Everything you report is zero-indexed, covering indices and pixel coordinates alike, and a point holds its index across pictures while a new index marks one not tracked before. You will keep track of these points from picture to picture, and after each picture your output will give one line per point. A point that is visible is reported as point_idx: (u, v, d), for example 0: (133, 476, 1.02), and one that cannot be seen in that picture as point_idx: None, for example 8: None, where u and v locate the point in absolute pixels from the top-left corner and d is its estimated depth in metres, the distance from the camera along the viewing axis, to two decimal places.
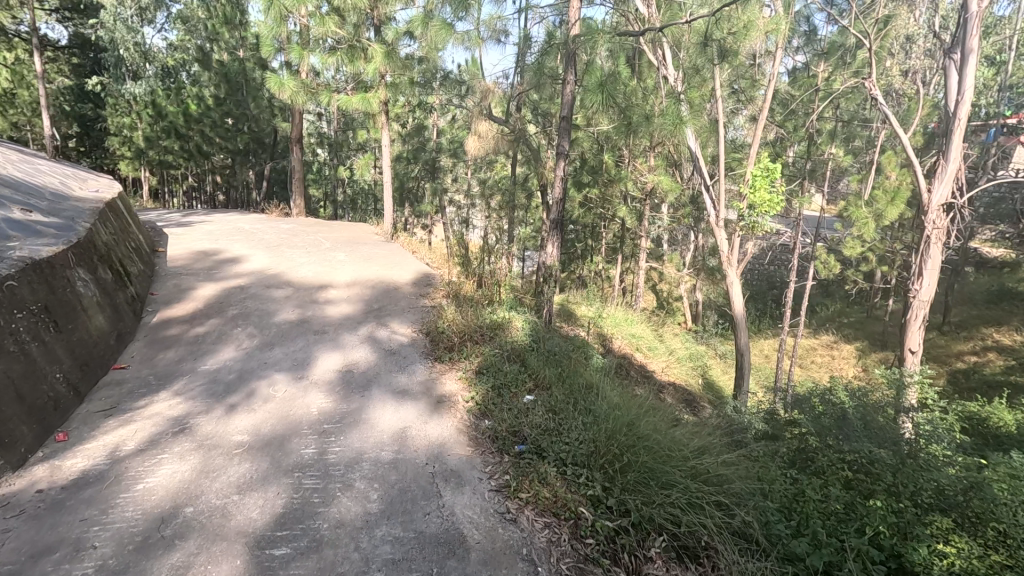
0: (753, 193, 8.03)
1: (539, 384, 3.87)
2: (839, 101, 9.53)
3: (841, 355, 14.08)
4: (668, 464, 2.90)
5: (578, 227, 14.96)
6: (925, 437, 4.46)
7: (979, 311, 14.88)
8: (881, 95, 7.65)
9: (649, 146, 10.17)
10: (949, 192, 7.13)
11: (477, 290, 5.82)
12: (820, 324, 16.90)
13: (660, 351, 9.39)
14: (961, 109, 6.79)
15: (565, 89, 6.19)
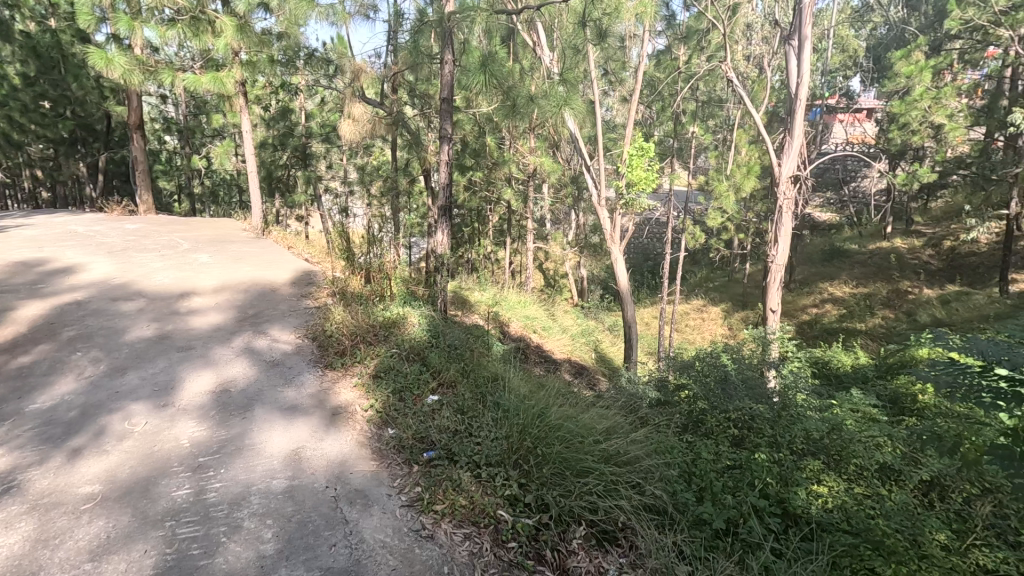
0: (630, 171, 8.31)
1: (443, 383, 3.72)
2: (699, 83, 10.18)
3: (710, 316, 15.41)
4: (580, 452, 2.95)
5: (463, 210, 14.72)
6: (788, 386, 5.01)
7: (817, 269, 16.67)
8: (735, 77, 8.26)
9: (529, 128, 10.20)
10: (795, 166, 7.94)
11: (366, 286, 5.44)
12: (691, 290, 18.34)
13: (554, 331, 9.57)
14: (801, 90, 7.53)
15: (443, 68, 5.89)
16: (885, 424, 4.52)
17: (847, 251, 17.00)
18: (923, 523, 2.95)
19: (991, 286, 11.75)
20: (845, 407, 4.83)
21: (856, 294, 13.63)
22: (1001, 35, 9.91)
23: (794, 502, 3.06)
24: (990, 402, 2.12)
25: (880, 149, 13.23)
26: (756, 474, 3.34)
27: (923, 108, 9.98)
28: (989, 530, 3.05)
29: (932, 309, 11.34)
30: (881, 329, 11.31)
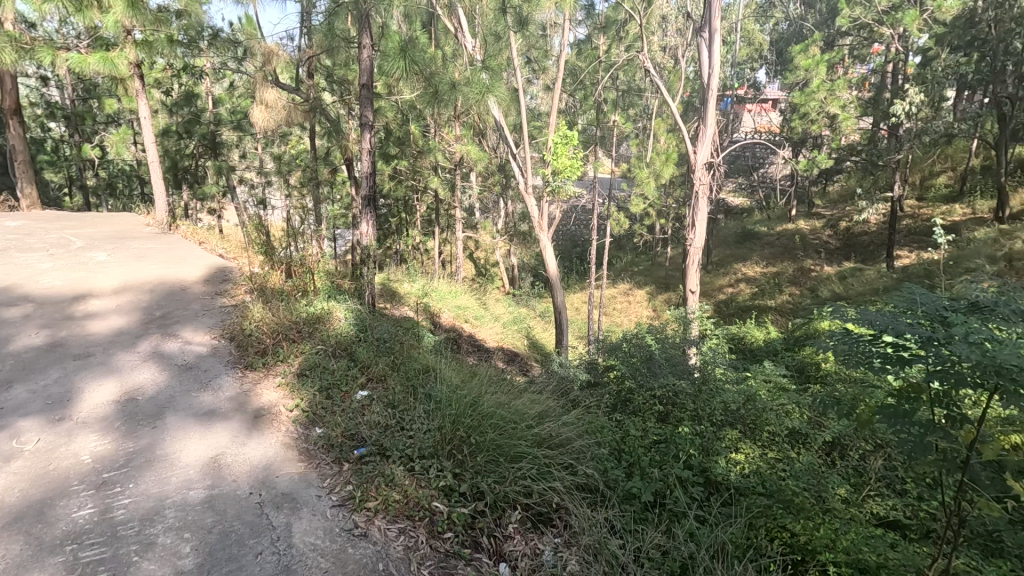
0: (556, 159, 8.39)
1: (373, 379, 3.63)
2: (618, 72, 10.42)
3: (636, 299, 16.00)
4: (513, 438, 2.99)
5: (389, 200, 14.35)
6: (707, 361, 5.31)
7: (732, 250, 17.69)
8: (651, 67, 8.53)
9: (454, 116, 10.05)
10: (709, 153, 8.33)
11: (287, 281, 5.19)
12: (617, 274, 18.93)
13: (486, 319, 9.57)
14: (713, 81, 7.90)
15: (362, 52, 5.65)
16: (793, 392, 4.91)
17: (758, 233, 18.15)
18: (825, 480, 3.24)
19: (880, 262, 12.96)
20: (759, 378, 5.19)
21: (766, 273, 14.61)
22: (884, 33, 10.83)
23: (714, 471, 3.26)
24: (881, 364, 2.35)
25: (785, 138, 14.16)
26: (680, 447, 3.52)
27: (820, 99, 10.77)
28: (881, 481, 3.40)
29: (831, 284, 12.36)
30: (789, 304, 12.21)
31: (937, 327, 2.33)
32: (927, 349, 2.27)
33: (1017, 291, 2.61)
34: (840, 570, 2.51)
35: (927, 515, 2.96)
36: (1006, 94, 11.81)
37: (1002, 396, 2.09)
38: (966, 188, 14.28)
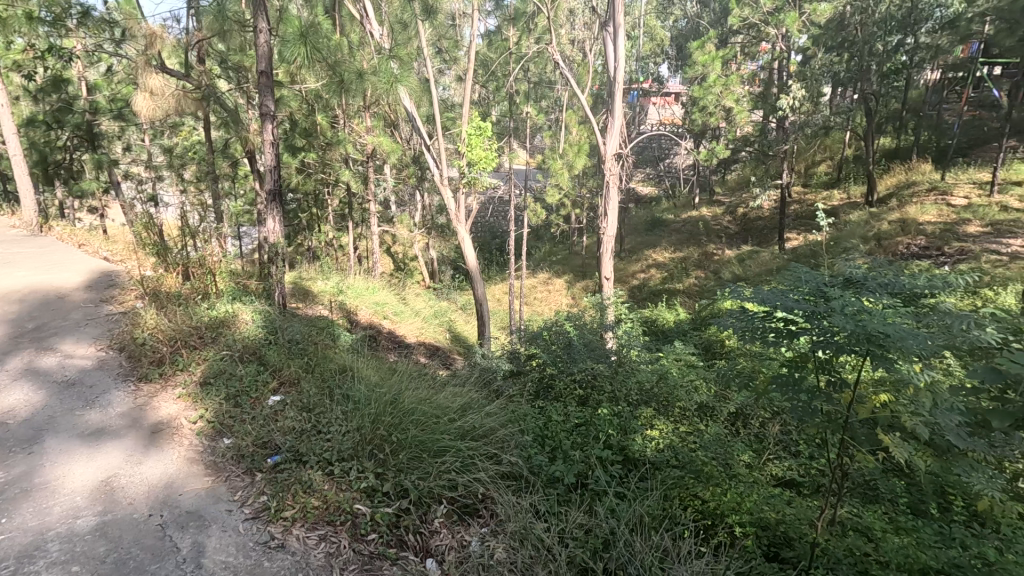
0: (470, 151, 8.32)
1: (286, 383, 3.47)
2: (529, 64, 10.50)
3: (555, 288, 16.36)
4: (436, 432, 2.98)
5: (298, 195, 13.66)
6: (623, 344, 5.54)
7: (643, 237, 18.52)
8: (560, 59, 8.66)
9: (364, 106, 9.72)
10: (617, 144, 8.62)
11: (185, 284, 4.80)
12: (536, 264, 19.25)
13: (406, 315, 9.40)
14: (618, 74, 8.18)
15: (257, 36, 5.29)
16: (700, 368, 5.24)
17: (665, 221, 19.12)
18: (731, 448, 3.49)
19: (773, 244, 14.09)
20: (670, 357, 5.49)
21: (674, 258, 15.44)
22: (770, 33, 11.69)
23: (632, 448, 3.42)
24: (772, 337, 2.57)
25: (687, 130, 14.95)
26: (600, 428, 3.66)
27: (717, 94, 11.50)
28: (778, 445, 3.72)
29: (732, 266, 13.28)
30: (695, 287, 12.98)
31: (819, 301, 2.58)
32: (812, 322, 2.50)
33: (883, 266, 2.94)
34: (745, 530, 2.72)
35: (816, 472, 3.28)
36: (872, 91, 13.17)
37: (872, 360, 2.35)
38: (842, 176, 15.82)
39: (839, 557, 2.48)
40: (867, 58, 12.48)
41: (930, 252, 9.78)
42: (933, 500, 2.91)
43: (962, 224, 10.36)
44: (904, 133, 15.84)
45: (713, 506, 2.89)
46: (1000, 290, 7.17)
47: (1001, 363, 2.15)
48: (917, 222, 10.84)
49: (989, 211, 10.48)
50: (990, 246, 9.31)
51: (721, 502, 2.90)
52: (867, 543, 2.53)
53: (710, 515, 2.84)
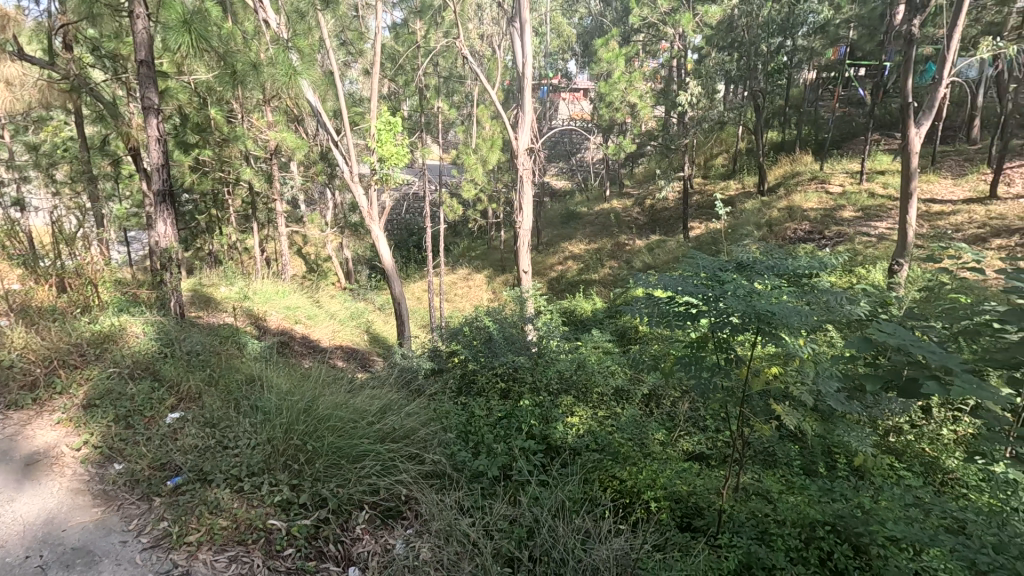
0: (380, 147, 8.06)
1: (186, 399, 3.22)
2: (437, 58, 10.37)
3: (475, 283, 16.36)
4: (355, 437, 2.89)
5: (194, 195, 12.68)
6: (543, 334, 5.64)
7: (558, 230, 18.95)
8: (469, 53, 8.59)
9: (263, 99, 9.15)
10: (529, 139, 8.74)
11: (60, 297, 4.32)
12: (456, 260, 19.16)
13: (320, 318, 9.03)
14: (526, 70, 8.27)
15: (135, 23, 4.86)
16: (617, 354, 5.45)
17: (579, 213, 19.67)
18: (645, 428, 3.67)
19: (678, 233, 14.92)
20: (587, 345, 5.67)
21: (589, 249, 15.93)
22: (668, 32, 12.31)
23: (553, 436, 3.50)
24: (675, 320, 2.73)
25: (596, 124, 15.44)
26: (522, 419, 3.71)
27: (622, 90, 11.95)
28: (688, 421, 3.96)
29: (642, 255, 13.91)
30: (609, 276, 13.47)
31: (716, 285, 2.76)
32: (709, 304, 2.68)
33: (770, 250, 3.20)
34: (660, 504, 2.88)
35: (722, 444, 3.53)
36: (759, 89, 14.25)
37: (763, 336, 2.57)
38: (736, 168, 17.03)
39: (743, 520, 2.68)
40: (754, 58, 13.48)
41: (813, 236, 10.78)
42: (820, 460, 3.22)
43: (838, 210, 11.51)
44: (787, 128, 17.30)
45: (630, 485, 3.03)
46: (870, 268, 8.05)
47: (869, 332, 2.40)
48: (801, 209, 11.90)
49: (859, 198, 11.71)
50: (861, 229, 10.41)
51: (637, 480, 3.04)
52: (766, 505, 2.76)
53: (628, 493, 2.97)
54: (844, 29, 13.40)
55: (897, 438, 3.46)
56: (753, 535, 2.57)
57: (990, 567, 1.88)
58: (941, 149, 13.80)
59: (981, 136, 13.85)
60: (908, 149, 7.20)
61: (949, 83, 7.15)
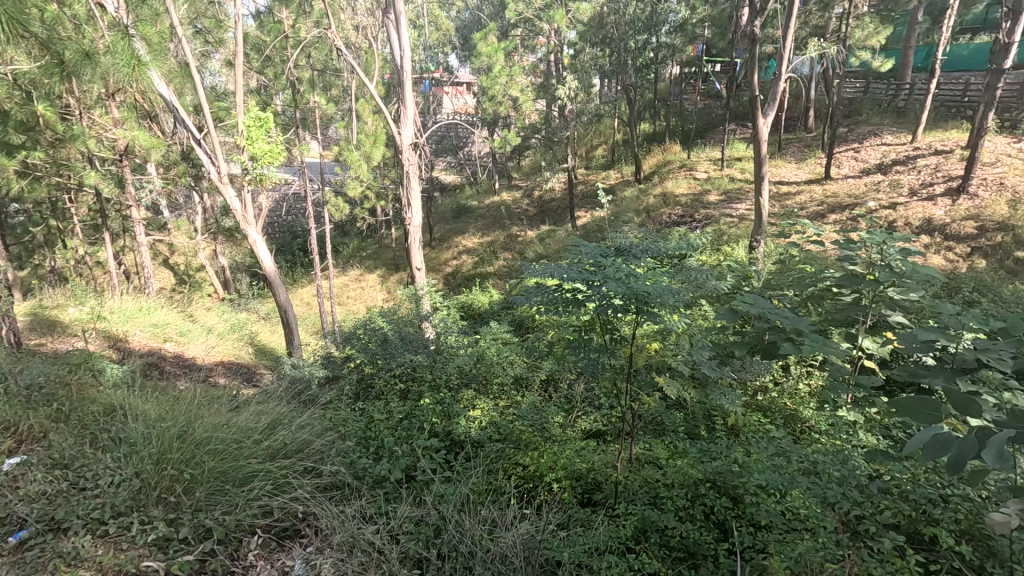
0: (250, 145, 7.43)
1: (28, 441, 2.80)
2: (309, 50, 9.78)
3: (369, 283, 15.82)
4: (240, 459, 2.69)
5: (26, 205, 10.97)
6: (440, 330, 5.58)
7: (451, 225, 18.84)
8: (342, 45, 8.14)
9: (105, 93, 8.09)
10: (413, 134, 8.56)
11: None
12: (346, 261, 18.39)
13: (195, 333, 8.24)
14: (405, 63, 8.08)
15: None
16: (514, 343, 5.53)
17: (470, 207, 19.70)
18: (545, 413, 3.78)
19: (566, 222, 15.47)
20: (484, 338, 5.69)
21: (482, 242, 16.01)
22: (543, 27, 12.67)
23: (456, 431, 3.49)
24: (563, 306, 2.83)
25: (480, 118, 15.53)
26: (423, 418, 3.66)
27: (503, 84, 12.11)
28: (585, 402, 4.14)
29: (534, 245, 14.26)
30: (504, 268, 13.66)
31: (597, 270, 2.91)
32: (592, 289, 2.81)
33: (646, 235, 3.43)
34: (562, 484, 2.98)
35: (616, 419, 3.73)
36: (630, 83, 15.14)
37: (641, 315, 2.75)
38: (615, 158, 18.00)
39: (636, 488, 2.86)
40: (623, 53, 14.29)
41: (686, 219, 11.69)
42: (702, 423, 3.51)
43: (705, 194, 12.58)
44: (658, 119, 18.58)
45: (533, 470, 3.11)
46: (734, 246, 8.90)
47: (734, 304, 2.65)
48: (674, 195, 12.86)
49: (722, 183, 12.89)
50: (725, 211, 11.47)
51: (539, 464, 3.13)
52: (658, 471, 2.96)
53: (532, 478, 3.05)
54: (699, 29, 14.62)
55: (764, 395, 3.87)
56: (647, 500, 2.75)
57: (839, 501, 2.31)
58: (785, 137, 15.59)
59: (815, 125, 15.84)
60: (757, 138, 8.04)
61: (787, 78, 8.06)
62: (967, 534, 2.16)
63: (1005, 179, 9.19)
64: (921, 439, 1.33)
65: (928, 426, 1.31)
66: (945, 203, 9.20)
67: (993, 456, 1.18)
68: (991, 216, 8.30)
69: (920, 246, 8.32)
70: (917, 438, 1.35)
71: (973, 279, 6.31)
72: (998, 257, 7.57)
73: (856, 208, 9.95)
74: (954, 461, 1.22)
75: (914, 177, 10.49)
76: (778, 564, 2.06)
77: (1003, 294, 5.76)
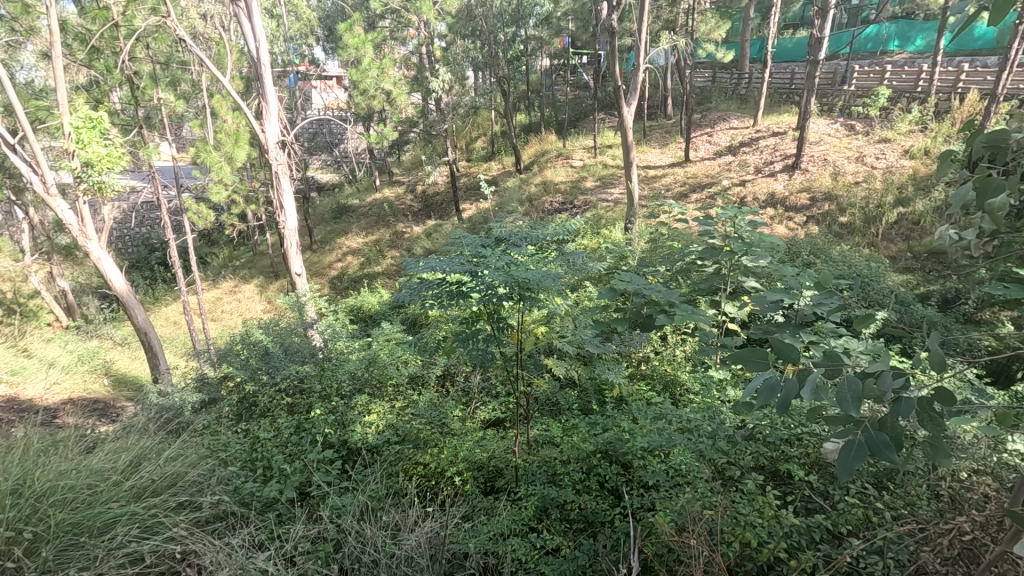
0: (82, 149, 6.43)
1: None
2: (147, 39, 8.47)
3: (245, 295, 14.62)
4: (97, 505, 2.39)
5: None
6: (327, 336, 5.26)
7: (332, 225, 17.93)
8: (186, 34, 7.24)
9: None
10: (279, 131, 7.97)
11: None
12: (216, 273, 16.85)
13: (34, 372, 7.09)
14: (263, 55, 7.46)
15: None
16: (408, 341, 5.39)
17: (351, 206, 18.90)
18: (442, 408, 3.75)
19: (453, 215, 15.41)
20: (376, 342, 5.46)
21: (367, 241, 15.43)
22: (412, 19, 12.39)
23: (352, 438, 3.37)
24: (449, 299, 2.82)
25: (353, 113, 14.87)
26: (315, 430, 3.47)
27: (374, 77, 11.63)
28: (482, 391, 4.17)
29: (422, 241, 14.01)
30: (392, 266, 13.29)
31: (479, 261, 2.93)
32: (476, 279, 2.81)
33: (525, 224, 3.51)
34: (464, 476, 2.99)
35: (513, 405, 3.82)
36: (503, 75, 15.41)
37: (525, 300, 2.83)
38: (495, 150, 18.23)
39: (535, 469, 2.95)
40: (494, 46, 14.62)
41: (567, 206, 12.15)
42: (592, 398, 3.71)
43: (582, 181, 13.16)
44: (532, 110, 19.08)
45: (433, 468, 3.07)
46: (612, 228, 9.40)
47: (613, 283, 2.77)
48: (553, 183, 13.32)
49: (597, 169, 13.56)
50: (601, 197, 12.08)
51: (441, 461, 3.09)
52: (555, 450, 3.07)
53: (435, 477, 3.01)
54: (564, 22, 15.17)
55: (647, 364, 4.17)
56: (546, 479, 2.85)
57: (713, 452, 2.55)
58: (649, 124, 16.73)
59: (673, 113, 17.16)
60: (624, 125, 8.51)
61: (645, 69, 8.57)
62: (815, 465, 2.51)
63: (828, 155, 10.63)
64: (754, 381, 1.33)
65: (756, 367, 1.30)
66: (784, 178, 10.44)
67: (811, 391, 1.18)
68: (820, 187, 9.56)
69: (767, 218, 9.38)
70: (754, 378, 1.33)
71: (809, 244, 7.24)
72: (827, 223, 8.73)
73: (713, 187, 10.98)
74: (777, 401, 1.22)
75: (758, 157, 11.77)
76: (664, 519, 2.22)
77: (832, 254, 6.68)
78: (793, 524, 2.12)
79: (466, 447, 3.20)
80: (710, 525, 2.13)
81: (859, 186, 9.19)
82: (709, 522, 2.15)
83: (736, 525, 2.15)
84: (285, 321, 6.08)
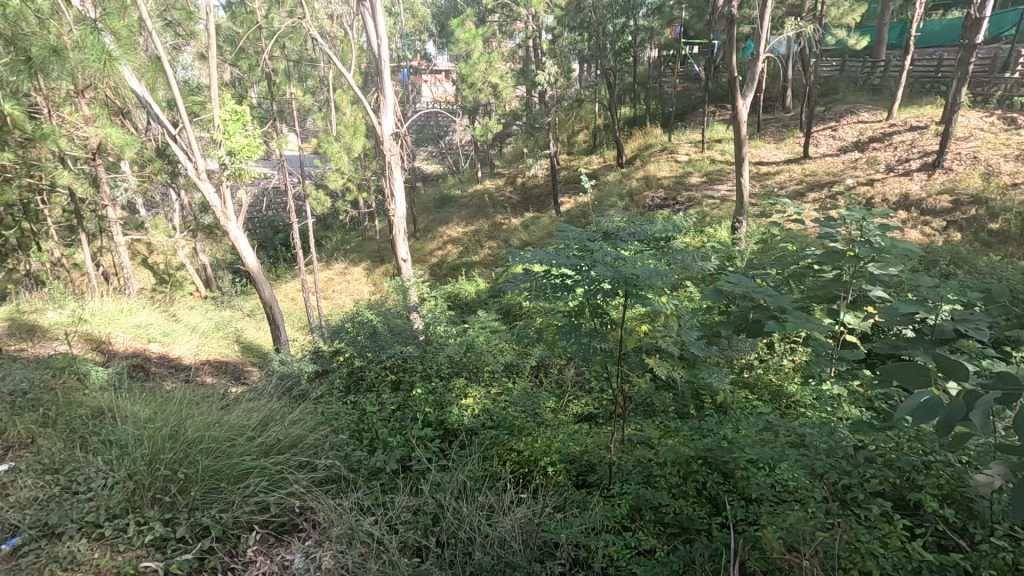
0: (228, 139, 7.17)
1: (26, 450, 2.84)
2: (284, 40, 9.27)
3: (354, 276, 15.67)
4: (232, 456, 2.70)
5: None
6: (429, 321, 5.50)
7: (434, 214, 18.68)
8: (317, 34, 7.75)
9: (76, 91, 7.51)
10: (393, 123, 8.38)
11: None
12: (330, 255, 18.20)
13: (180, 334, 8.11)
14: (382, 51, 7.85)
15: None
16: (503, 331, 5.51)
17: (453, 197, 19.56)
18: (536, 399, 3.80)
19: (550, 209, 15.43)
20: (473, 328, 5.64)
21: (467, 230, 15.90)
22: (521, 12, 12.54)
23: (451, 419, 3.51)
24: (553, 292, 2.86)
25: (460, 106, 15.31)
26: (416, 408, 3.66)
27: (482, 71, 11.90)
28: (575, 385, 4.19)
29: (519, 232, 14.21)
30: (490, 256, 13.60)
31: (585, 255, 2.90)
32: (582, 274, 2.81)
33: (630, 219, 3.43)
34: (556, 467, 3.02)
35: (606, 402, 3.79)
36: (610, 67, 15.13)
37: (629, 297, 2.79)
38: (597, 143, 17.98)
39: (630, 467, 2.91)
40: (603, 37, 14.36)
41: (670, 202, 11.73)
42: (691, 402, 3.60)
43: (688, 176, 12.65)
44: (637, 103, 18.58)
45: (528, 454, 3.14)
46: (718, 226, 8.94)
47: (719, 284, 2.64)
48: (657, 178, 12.93)
49: (704, 165, 12.94)
50: (708, 193, 11.53)
51: (535, 449, 3.15)
52: (650, 451, 3.02)
53: (529, 465, 3.07)
54: (677, 10, 15.08)
55: (750, 372, 3.96)
56: (641, 480, 2.81)
57: (826, 469, 2.38)
58: (765, 117, 15.68)
59: (793, 105, 15.96)
60: (737, 119, 8.02)
61: (765, 59, 8.01)
62: (948, 498, 2.25)
63: (979, 152, 9.37)
64: (907, 400, 1.25)
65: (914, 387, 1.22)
66: (921, 177, 9.37)
67: (982, 416, 1.10)
68: (966, 188, 8.48)
69: (898, 221, 8.48)
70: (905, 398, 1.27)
71: (949, 252, 6.44)
72: (973, 229, 7.73)
73: (835, 185, 10.10)
74: (941, 423, 1.13)
75: (891, 154, 10.63)
76: (772, 534, 2.11)
77: (978, 265, 5.90)
78: (923, 560, 1.94)
79: (560, 439, 3.23)
80: (823, 548, 2.00)
81: (1018, 188, 8.05)
82: (823, 544, 2.02)
83: (853, 551, 2.00)
84: (389, 303, 6.42)
